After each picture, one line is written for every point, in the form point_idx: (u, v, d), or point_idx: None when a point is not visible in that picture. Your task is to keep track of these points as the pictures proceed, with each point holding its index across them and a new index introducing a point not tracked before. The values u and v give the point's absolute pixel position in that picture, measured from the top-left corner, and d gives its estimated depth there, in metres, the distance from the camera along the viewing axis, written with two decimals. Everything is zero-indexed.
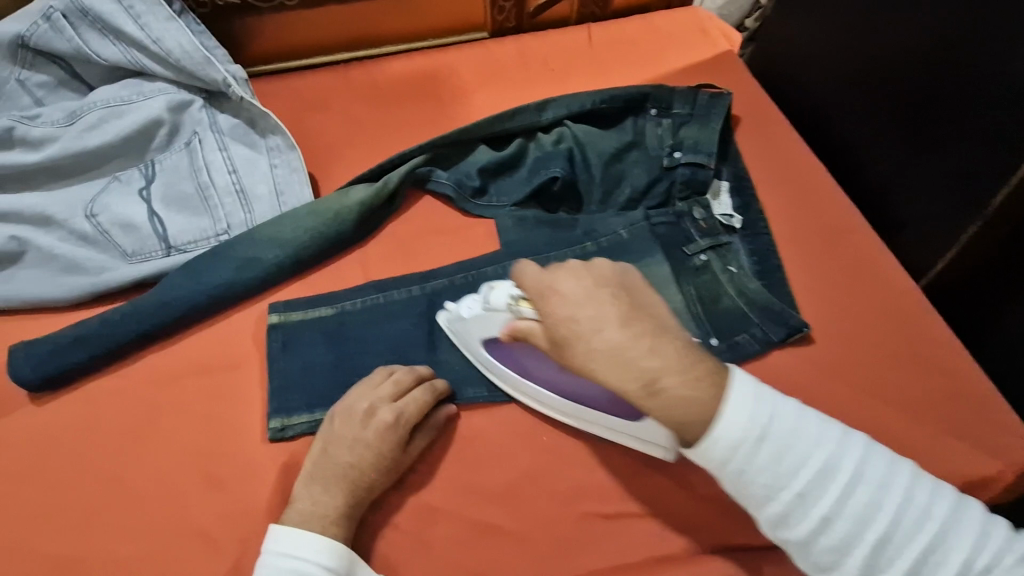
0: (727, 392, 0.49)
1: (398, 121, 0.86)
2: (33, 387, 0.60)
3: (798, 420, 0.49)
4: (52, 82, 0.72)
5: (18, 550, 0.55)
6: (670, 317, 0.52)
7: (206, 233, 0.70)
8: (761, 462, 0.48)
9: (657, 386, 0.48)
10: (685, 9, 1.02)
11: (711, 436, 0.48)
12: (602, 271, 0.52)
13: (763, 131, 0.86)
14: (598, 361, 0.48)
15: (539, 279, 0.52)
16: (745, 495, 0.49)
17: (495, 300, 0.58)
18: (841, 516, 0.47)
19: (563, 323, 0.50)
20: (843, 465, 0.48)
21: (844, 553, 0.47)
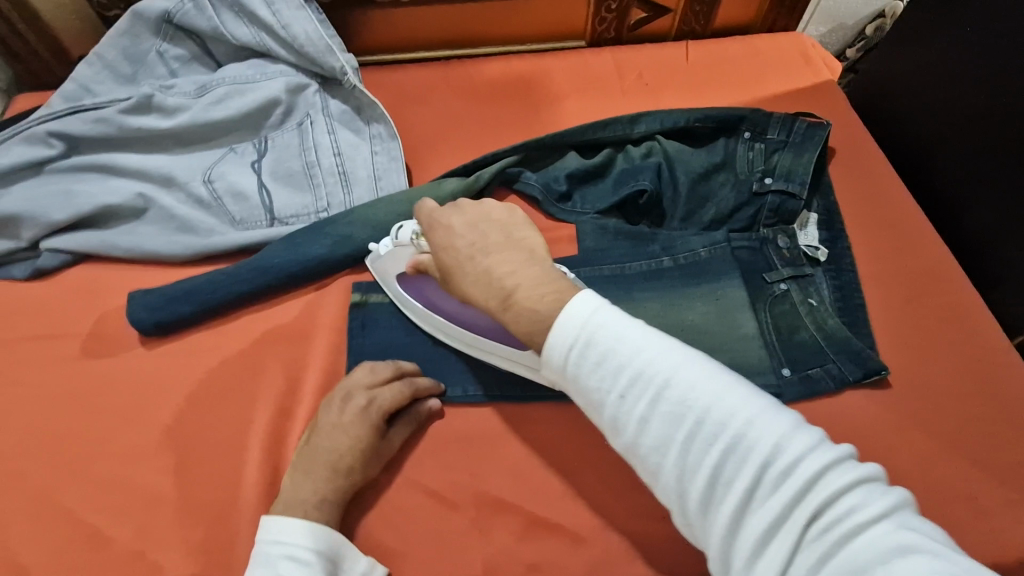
0: (567, 300, 0.49)
1: (491, 119, 0.89)
2: (146, 331, 0.66)
3: (624, 323, 0.47)
4: (186, 56, 0.78)
5: (115, 478, 0.59)
6: (540, 248, 0.55)
7: (307, 208, 0.74)
8: (586, 359, 0.47)
9: (510, 302, 0.52)
10: (787, 35, 1.01)
11: (545, 343, 0.48)
12: (489, 209, 0.58)
13: (859, 165, 0.84)
14: (467, 279, 0.55)
15: (430, 215, 0.59)
16: (581, 398, 0.48)
17: (402, 236, 0.66)
18: (661, 418, 0.44)
19: (444, 251, 0.57)
20: (658, 368, 0.45)
21: (663, 455, 0.44)
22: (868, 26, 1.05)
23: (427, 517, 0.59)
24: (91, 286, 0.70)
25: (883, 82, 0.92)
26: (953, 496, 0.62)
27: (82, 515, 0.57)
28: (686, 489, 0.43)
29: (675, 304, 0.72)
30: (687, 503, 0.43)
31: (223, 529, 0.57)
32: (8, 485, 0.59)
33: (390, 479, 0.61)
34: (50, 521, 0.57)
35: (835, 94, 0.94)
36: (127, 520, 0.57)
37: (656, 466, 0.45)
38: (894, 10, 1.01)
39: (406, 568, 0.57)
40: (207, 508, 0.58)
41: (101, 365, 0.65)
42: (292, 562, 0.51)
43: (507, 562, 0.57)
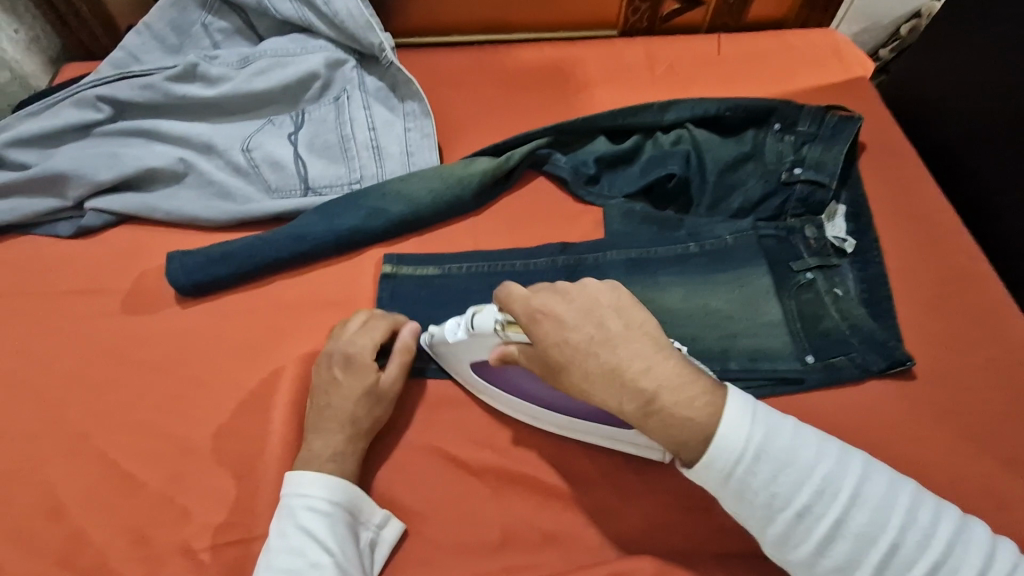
0: (722, 407, 0.48)
1: (522, 103, 0.90)
2: (184, 290, 0.68)
3: (790, 436, 0.48)
4: (230, 29, 0.81)
5: (149, 427, 0.61)
6: (660, 331, 0.51)
7: (341, 180, 0.76)
8: (760, 478, 0.47)
9: (652, 408, 0.49)
10: (820, 30, 1.01)
11: (705, 455, 0.48)
12: (594, 290, 0.52)
13: (890, 161, 0.84)
14: (594, 382, 0.50)
15: (527, 306, 0.52)
16: (750, 515, 0.48)
17: (480, 325, 0.57)
18: (842, 534, 0.46)
19: (557, 348, 0.51)
20: (833, 481, 0.47)
21: (849, 573, 0.46)
22: (904, 27, 1.06)
23: (448, 482, 0.61)
24: (131, 245, 0.72)
25: (916, 79, 0.92)
26: (975, 488, 0.62)
27: (118, 460, 0.60)
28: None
29: (700, 289, 0.72)
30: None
31: (251, 482, 0.59)
32: (49, 429, 0.61)
33: (414, 443, 0.62)
34: (88, 465, 0.59)
35: (868, 90, 0.93)
36: (160, 468, 0.59)
37: None
38: (928, 11, 1.03)
39: (426, 529, 0.58)
40: (235, 460, 0.60)
41: (139, 320, 0.67)
42: (310, 512, 0.53)
43: (526, 528, 0.58)
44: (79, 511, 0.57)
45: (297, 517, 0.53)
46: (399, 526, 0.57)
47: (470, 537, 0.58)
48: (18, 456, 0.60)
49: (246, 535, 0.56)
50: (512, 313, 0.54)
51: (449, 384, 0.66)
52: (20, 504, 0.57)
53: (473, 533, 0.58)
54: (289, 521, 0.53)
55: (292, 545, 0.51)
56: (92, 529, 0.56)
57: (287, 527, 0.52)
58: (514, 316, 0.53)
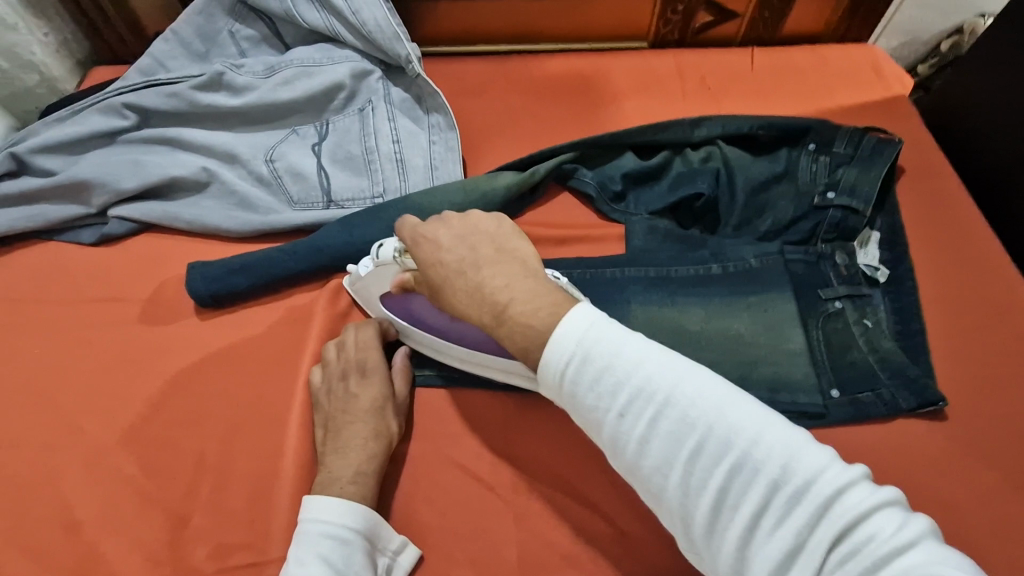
0: (560, 317, 0.46)
1: (548, 114, 0.88)
2: (203, 301, 0.67)
3: (620, 337, 0.44)
4: (256, 37, 0.80)
5: (165, 442, 0.61)
6: (532, 259, 0.52)
7: (363, 193, 0.75)
8: (583, 378, 0.44)
9: (504, 316, 0.48)
10: (858, 45, 0.98)
11: (541, 358, 0.45)
12: (473, 219, 0.54)
13: (928, 184, 0.81)
14: (458, 294, 0.51)
15: (414, 230, 0.54)
16: (580, 416, 0.46)
17: (383, 255, 0.59)
18: (658, 435, 0.42)
19: (431, 267, 0.52)
20: (661, 385, 0.43)
21: (666, 476, 0.42)
22: (945, 42, 1.01)
23: (464, 507, 0.59)
24: (152, 254, 0.72)
25: (963, 104, 0.91)
26: (1016, 537, 0.58)
27: (134, 474, 0.59)
28: (691, 512, 0.41)
29: (722, 312, 0.70)
30: (691, 524, 0.42)
31: (264, 503, 0.58)
32: (67, 440, 0.61)
33: (430, 465, 0.61)
34: (105, 477, 0.59)
35: (907, 109, 0.90)
36: (176, 483, 0.59)
37: (659, 487, 0.43)
38: (973, 27, 0.98)
39: (439, 559, 0.57)
40: (249, 479, 0.59)
41: (159, 331, 0.67)
42: (328, 539, 0.51)
43: (544, 559, 0.56)
44: (93, 526, 0.57)
45: (315, 544, 0.51)
46: (415, 552, 0.56)
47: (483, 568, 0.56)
48: (36, 466, 0.59)
49: (259, 557, 0.55)
50: (402, 239, 0.55)
51: (465, 408, 0.64)
52: (36, 515, 0.57)
53: (487, 564, 0.56)
54: (308, 549, 0.51)
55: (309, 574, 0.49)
56: (107, 544, 0.56)
57: (304, 554, 0.50)
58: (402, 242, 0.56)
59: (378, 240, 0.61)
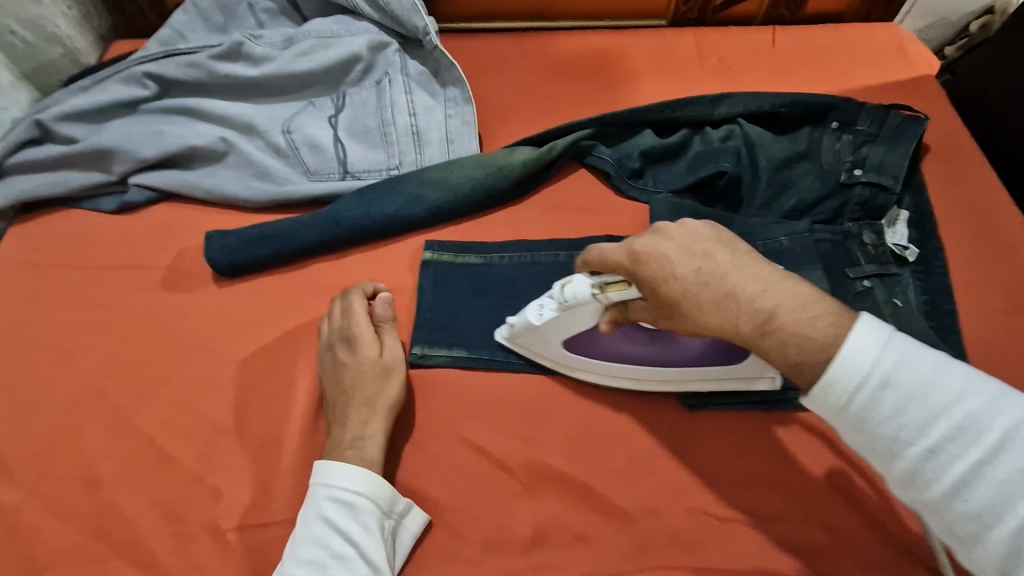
0: (846, 329, 0.42)
1: (566, 92, 0.87)
2: (222, 270, 0.68)
3: (934, 366, 0.40)
4: (275, 10, 0.81)
5: (183, 405, 0.61)
6: (761, 255, 0.46)
7: (379, 165, 0.75)
8: (889, 410, 0.40)
9: (770, 327, 0.44)
10: (883, 25, 0.96)
11: (825, 378, 0.42)
12: (694, 224, 0.47)
13: (956, 165, 0.79)
14: (707, 308, 0.45)
15: (627, 249, 0.48)
16: (871, 447, 0.42)
17: (575, 296, 0.53)
18: (983, 479, 0.38)
19: (666, 286, 0.46)
20: (993, 424, 0.38)
21: (989, 525, 0.38)
22: (974, 22, 0.99)
23: (475, 477, 0.59)
24: (172, 223, 0.72)
25: (994, 85, 0.89)
26: None
27: (151, 435, 0.60)
28: (1021, 567, 0.37)
29: None
30: None
31: (279, 466, 0.58)
32: (87, 401, 0.62)
33: (442, 435, 0.61)
34: (125, 439, 0.60)
35: (934, 90, 0.88)
36: (193, 445, 0.59)
37: (975, 535, 0.39)
38: (1006, 7, 0.95)
39: (451, 526, 0.57)
40: (266, 443, 0.59)
41: (178, 298, 0.67)
42: (338, 504, 0.53)
43: (554, 528, 0.57)
44: (112, 484, 0.58)
45: (323, 508, 0.52)
46: (423, 518, 0.56)
47: (496, 535, 0.56)
48: (57, 425, 0.60)
49: (270, 518, 0.56)
50: (609, 266, 0.50)
51: (479, 380, 0.64)
52: (58, 474, 0.58)
53: (502, 531, 0.57)
54: (315, 511, 0.53)
55: (317, 536, 0.51)
56: (126, 503, 0.57)
57: (314, 518, 0.52)
58: (615, 265, 0.49)
59: (557, 281, 0.55)
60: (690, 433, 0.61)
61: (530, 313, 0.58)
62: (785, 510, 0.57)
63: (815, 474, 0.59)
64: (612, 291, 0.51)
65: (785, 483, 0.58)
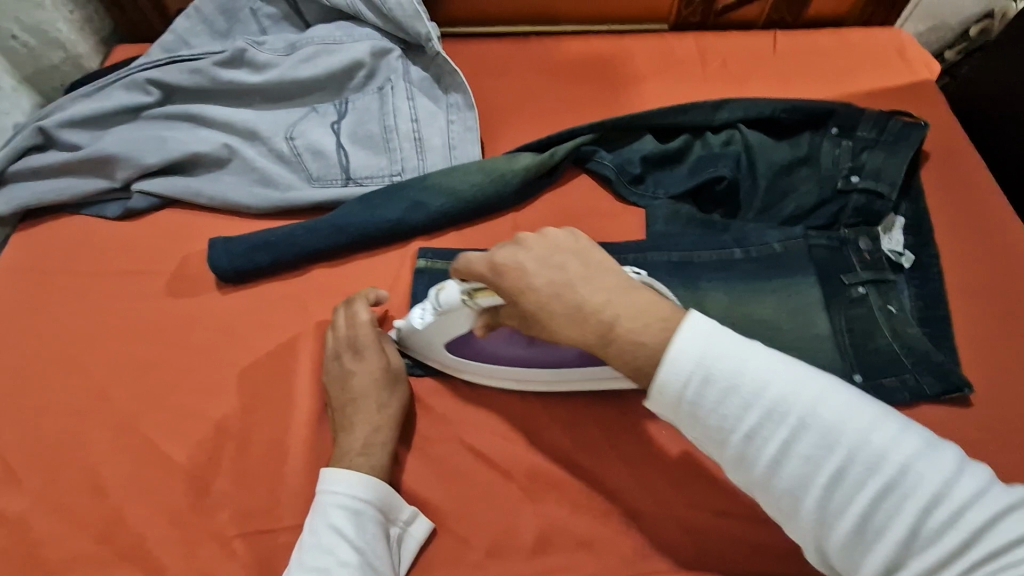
0: (672, 332, 0.45)
1: (567, 96, 0.87)
2: (225, 276, 0.68)
3: (744, 353, 0.43)
4: (277, 15, 0.81)
5: (187, 412, 0.62)
6: (614, 266, 0.49)
7: (382, 171, 0.75)
8: (709, 398, 0.43)
9: (611, 335, 0.46)
10: (885, 29, 0.96)
11: (657, 379, 0.44)
12: (549, 236, 0.50)
13: (954, 170, 0.79)
14: (557, 318, 0.47)
15: (489, 261, 0.50)
16: (702, 435, 0.45)
17: (448, 301, 0.55)
18: (793, 457, 0.42)
19: (522, 296, 0.48)
20: (796, 406, 0.42)
21: (800, 497, 0.42)
22: (974, 26, 0.99)
23: (477, 483, 0.59)
24: (176, 229, 0.73)
25: (993, 90, 0.89)
26: None
27: (157, 442, 0.60)
28: (827, 533, 0.41)
29: (745, 297, 0.68)
30: (827, 544, 0.42)
31: (283, 472, 0.59)
32: (94, 407, 0.62)
33: (444, 441, 0.61)
34: (130, 445, 0.60)
35: (934, 94, 0.88)
36: (198, 451, 0.60)
37: (789, 507, 0.42)
38: (1005, 12, 0.96)
39: (453, 531, 0.58)
40: (270, 449, 0.60)
41: (182, 304, 0.68)
42: (346, 512, 0.53)
43: (555, 533, 0.57)
44: (119, 491, 0.58)
45: (331, 516, 0.52)
46: (427, 525, 0.57)
47: (497, 540, 0.57)
48: (63, 432, 0.61)
49: (275, 524, 0.57)
50: (475, 276, 0.51)
51: (480, 387, 0.64)
52: (65, 480, 0.59)
53: (503, 536, 0.57)
54: (322, 518, 0.52)
55: (324, 543, 0.51)
56: (133, 509, 0.57)
57: (321, 526, 0.52)
58: (478, 275, 0.51)
59: (435, 285, 0.57)
60: (689, 439, 0.61)
61: (411, 317, 0.59)
62: None
63: None
64: (480, 297, 0.53)
65: None
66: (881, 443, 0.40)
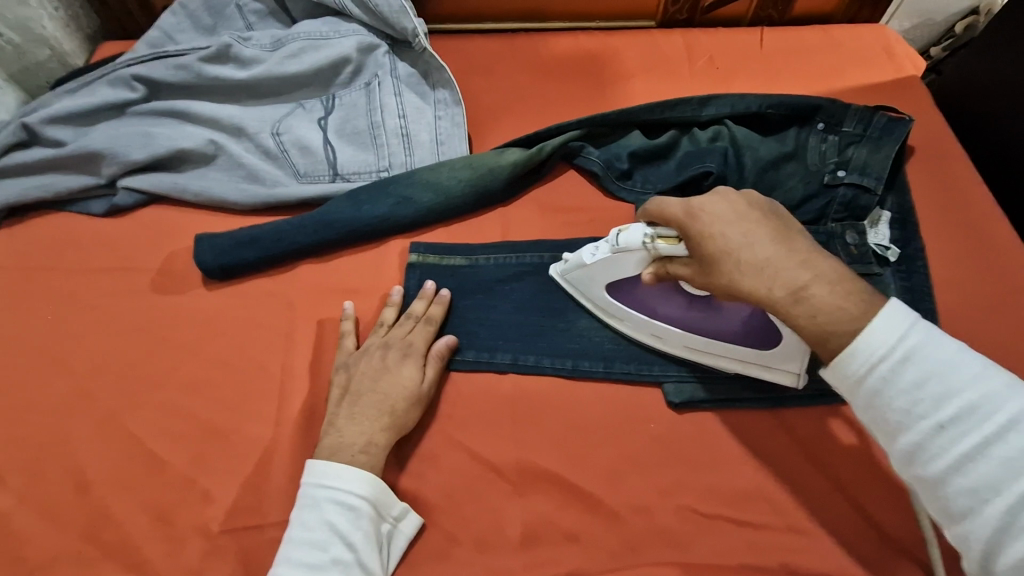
0: (880, 308, 0.43)
1: (556, 93, 0.88)
2: (210, 273, 0.68)
3: (958, 350, 0.41)
4: (264, 11, 0.81)
5: (171, 409, 0.62)
6: (810, 236, 0.49)
7: (369, 166, 0.75)
8: (898, 381, 0.41)
9: (802, 295, 0.45)
10: (871, 26, 0.97)
11: (852, 346, 0.43)
12: (751, 196, 0.50)
13: (940, 166, 0.80)
14: (744, 267, 0.47)
15: (687, 204, 0.51)
16: (878, 418, 0.43)
17: (627, 241, 0.57)
18: (989, 460, 0.39)
19: (711, 240, 0.48)
20: (1010, 406, 0.39)
21: (986, 503, 0.39)
22: (959, 23, 1.00)
23: (465, 477, 0.59)
24: (161, 226, 0.72)
25: (976, 87, 0.91)
26: None
27: (141, 439, 0.60)
28: (1011, 549, 0.38)
29: None
30: (1006, 560, 0.38)
31: (269, 468, 0.59)
32: (77, 404, 0.62)
33: (432, 435, 0.61)
34: (114, 442, 0.60)
35: (920, 90, 0.89)
36: (184, 449, 0.60)
37: (967, 512, 0.40)
38: (989, 8, 0.97)
39: (441, 526, 0.57)
40: (255, 446, 0.60)
41: (169, 302, 0.67)
42: (337, 506, 0.53)
43: (543, 526, 0.57)
44: (102, 489, 0.58)
45: (322, 510, 0.53)
46: (416, 520, 0.56)
47: (485, 534, 0.57)
48: (46, 430, 0.60)
49: (262, 521, 0.56)
50: (669, 218, 0.52)
51: (468, 382, 0.64)
52: (47, 477, 0.58)
53: (491, 530, 0.57)
54: (312, 513, 0.53)
55: (313, 538, 0.51)
56: (116, 507, 0.57)
57: (307, 517, 0.52)
58: (672, 217, 0.52)
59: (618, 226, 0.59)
60: (677, 432, 0.62)
61: (584, 252, 0.62)
62: (771, 506, 0.58)
63: (801, 470, 0.59)
64: (659, 241, 0.54)
65: (770, 481, 0.59)
66: None
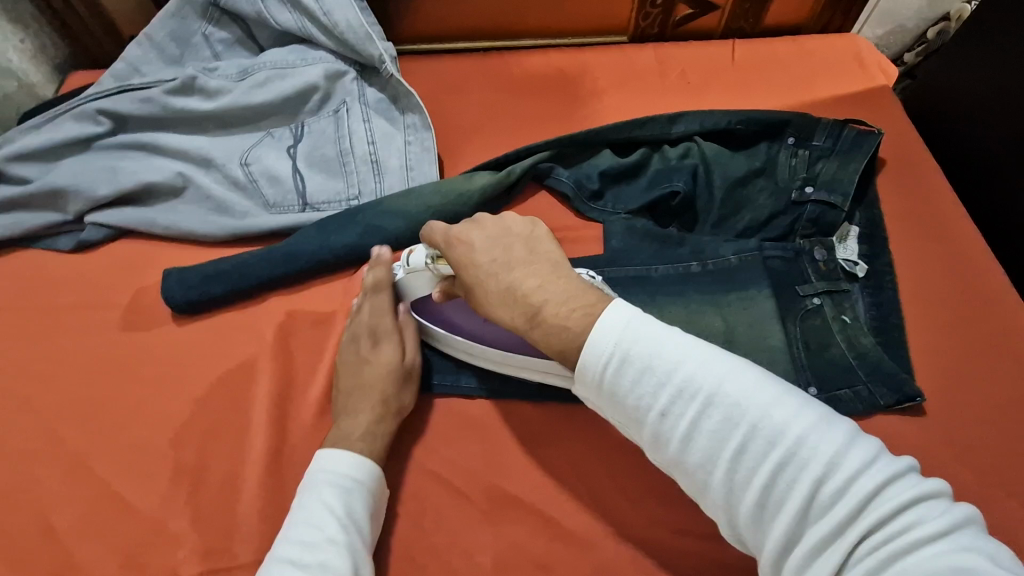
0: (596, 318, 0.48)
1: (527, 111, 0.87)
2: (179, 308, 0.68)
3: (662, 334, 0.46)
4: (230, 39, 0.81)
5: (140, 448, 0.61)
6: (557, 256, 0.54)
7: (338, 195, 0.75)
8: (626, 376, 0.45)
9: (539, 318, 0.50)
10: (841, 35, 0.97)
11: (580, 356, 0.47)
12: (503, 221, 0.56)
13: (909, 177, 0.80)
14: (489, 295, 0.52)
15: (446, 233, 0.56)
16: (622, 414, 0.47)
17: (414, 262, 0.62)
18: (701, 434, 0.44)
19: (466, 269, 0.54)
20: (704, 380, 0.44)
21: (710, 471, 0.43)
22: (929, 30, 1.01)
23: (435, 510, 0.59)
24: (130, 261, 0.72)
25: (946, 95, 0.91)
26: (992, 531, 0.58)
27: (110, 481, 0.60)
28: (736, 506, 0.43)
29: (701, 311, 0.68)
30: (738, 517, 0.43)
31: (238, 507, 0.58)
32: (45, 446, 0.61)
33: (401, 468, 0.61)
34: (82, 484, 0.60)
35: (890, 100, 0.89)
36: (153, 490, 0.59)
37: (702, 482, 0.44)
38: (960, 14, 0.97)
39: (411, 561, 0.57)
40: (224, 485, 0.59)
41: (137, 338, 0.67)
42: (336, 489, 0.53)
43: (513, 559, 0.57)
44: (69, 533, 0.57)
45: (321, 493, 0.53)
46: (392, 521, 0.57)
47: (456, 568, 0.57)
48: (14, 474, 0.60)
49: (231, 562, 0.56)
50: (433, 245, 0.58)
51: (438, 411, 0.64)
52: (14, 523, 0.58)
53: (461, 564, 0.57)
54: (313, 494, 0.53)
55: (311, 519, 0.51)
56: (84, 551, 0.57)
57: (307, 499, 0.53)
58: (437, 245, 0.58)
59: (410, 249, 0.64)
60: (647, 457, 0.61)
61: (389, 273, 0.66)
62: None
63: None
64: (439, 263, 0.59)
65: None
66: (781, 420, 0.42)
